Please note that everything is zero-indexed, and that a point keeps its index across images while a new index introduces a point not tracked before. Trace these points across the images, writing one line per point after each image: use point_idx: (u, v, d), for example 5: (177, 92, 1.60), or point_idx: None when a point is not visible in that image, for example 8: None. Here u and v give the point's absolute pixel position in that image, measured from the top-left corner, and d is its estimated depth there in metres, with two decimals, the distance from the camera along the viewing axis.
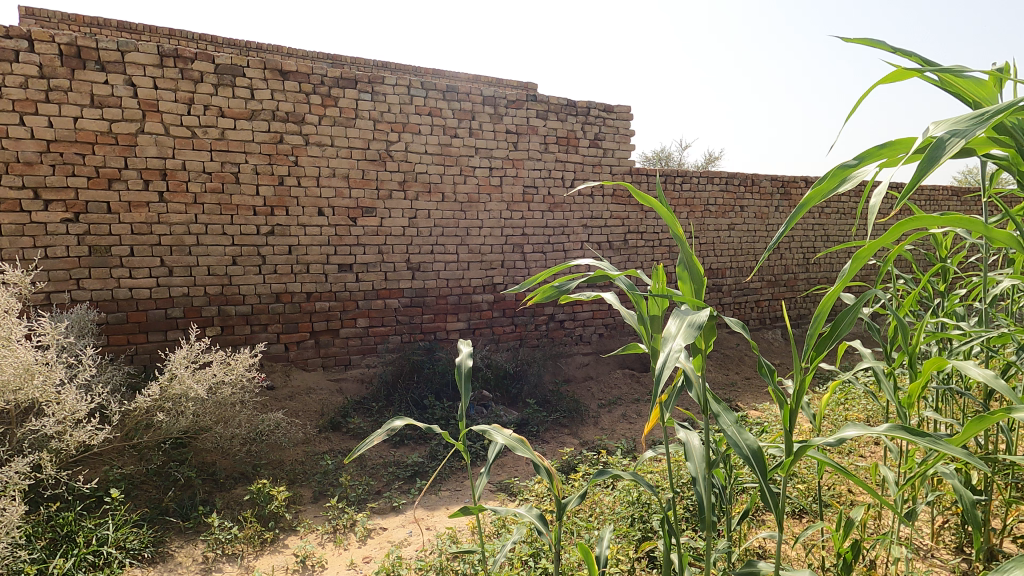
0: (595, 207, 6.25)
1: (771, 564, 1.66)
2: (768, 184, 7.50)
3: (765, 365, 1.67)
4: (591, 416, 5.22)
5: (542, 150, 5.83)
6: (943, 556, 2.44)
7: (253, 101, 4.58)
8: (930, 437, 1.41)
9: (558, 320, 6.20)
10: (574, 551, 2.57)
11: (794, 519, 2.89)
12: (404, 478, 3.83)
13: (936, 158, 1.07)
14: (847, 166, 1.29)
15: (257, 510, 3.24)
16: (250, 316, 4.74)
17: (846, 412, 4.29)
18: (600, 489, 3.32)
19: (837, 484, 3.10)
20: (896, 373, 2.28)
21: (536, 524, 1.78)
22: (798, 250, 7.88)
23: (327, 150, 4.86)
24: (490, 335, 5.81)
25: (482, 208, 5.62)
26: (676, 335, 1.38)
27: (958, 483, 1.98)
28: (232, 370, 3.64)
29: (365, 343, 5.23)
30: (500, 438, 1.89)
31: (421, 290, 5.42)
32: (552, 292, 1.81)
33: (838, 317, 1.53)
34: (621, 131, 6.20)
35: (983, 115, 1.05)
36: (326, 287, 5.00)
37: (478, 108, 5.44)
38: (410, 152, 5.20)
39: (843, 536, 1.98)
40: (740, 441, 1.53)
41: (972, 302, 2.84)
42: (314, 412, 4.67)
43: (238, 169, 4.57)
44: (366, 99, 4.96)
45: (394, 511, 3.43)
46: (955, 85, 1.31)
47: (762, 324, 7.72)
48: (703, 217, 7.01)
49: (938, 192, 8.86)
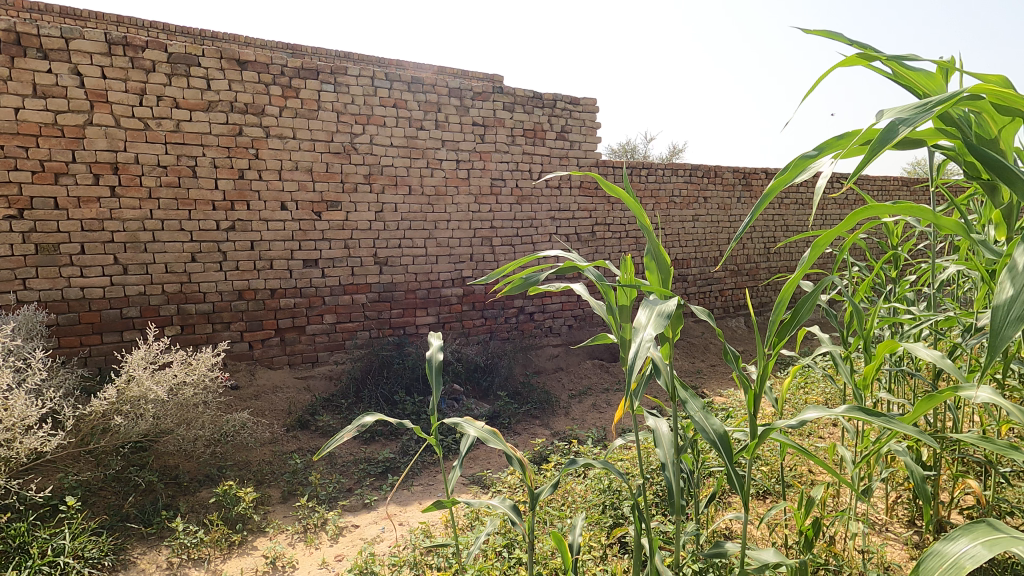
0: (564, 199, 6.29)
1: (738, 543, 1.72)
2: (730, 175, 7.67)
3: (730, 351, 1.70)
4: (562, 407, 5.26)
5: (510, 142, 5.83)
6: (897, 530, 2.58)
7: (209, 92, 4.42)
8: (884, 417, 1.46)
9: (528, 313, 6.24)
10: (547, 539, 2.61)
11: (758, 500, 3.01)
12: (376, 475, 3.80)
13: (885, 141, 1.11)
14: (807, 157, 1.32)
15: (224, 513, 3.17)
16: (211, 314, 4.60)
17: (806, 395, 4.46)
18: (572, 478, 3.37)
19: (799, 465, 3.23)
20: (853, 356, 2.34)
21: (509, 515, 1.80)
22: (760, 240, 8.12)
23: (289, 143, 4.75)
24: (459, 329, 5.80)
25: (449, 201, 5.57)
26: (646, 326, 1.40)
27: (909, 460, 2.07)
28: (193, 370, 3.60)
29: (333, 340, 5.16)
30: (472, 431, 1.89)
31: (389, 285, 5.36)
32: (522, 283, 1.80)
33: (798, 304, 1.57)
34: (587, 123, 6.25)
35: (927, 103, 1.10)
36: (290, 284, 4.90)
37: (444, 100, 5.40)
38: (374, 144, 5.12)
39: (805, 514, 2.03)
40: (707, 426, 1.56)
41: (921, 286, 2.96)
42: (281, 411, 4.55)
43: (195, 163, 4.41)
44: (329, 90, 4.86)
45: (366, 508, 3.40)
46: (907, 77, 1.36)
47: (726, 312, 7.95)
48: (668, 209, 7.14)
49: (889, 182, 9.25)
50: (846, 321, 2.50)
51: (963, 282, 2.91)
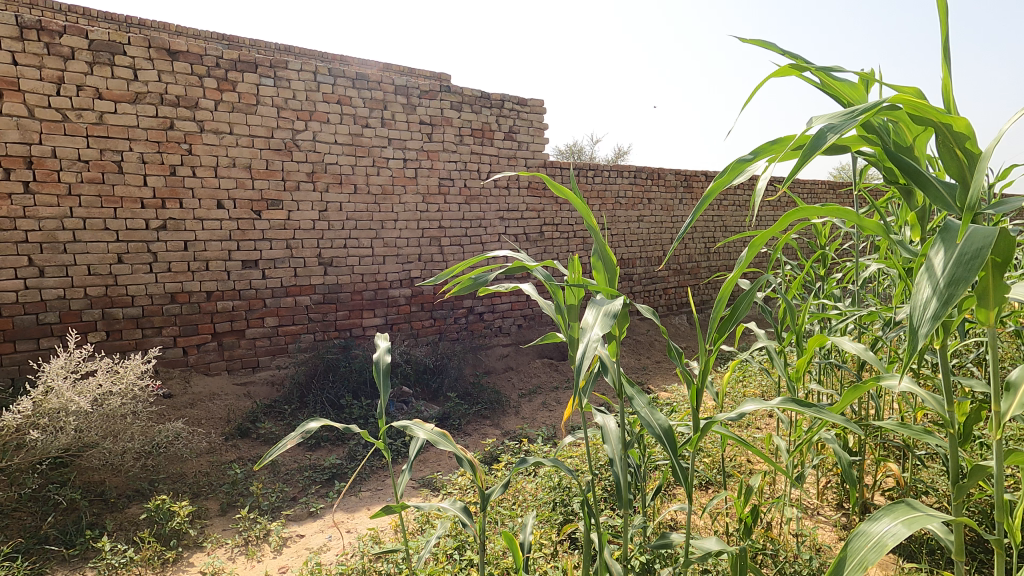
0: (512, 199, 6.32)
1: (682, 534, 1.77)
2: (672, 178, 7.93)
3: (674, 348, 1.75)
4: (512, 406, 5.28)
5: (457, 142, 5.80)
6: (827, 513, 2.74)
7: (136, 83, 4.17)
8: (815, 407, 1.54)
9: (477, 313, 6.23)
10: (498, 539, 2.61)
11: (701, 491, 3.12)
12: (322, 482, 3.68)
13: (815, 148, 1.17)
14: (744, 161, 1.38)
15: (156, 529, 2.99)
16: (141, 318, 4.33)
17: (744, 388, 4.67)
18: (522, 477, 3.39)
19: (738, 455, 3.37)
20: (786, 350, 2.46)
21: (460, 517, 1.78)
22: (700, 240, 8.44)
23: (225, 138, 4.54)
24: (408, 330, 5.71)
25: (396, 201, 5.47)
26: (594, 325, 1.42)
27: (837, 447, 2.20)
28: (120, 379, 3.42)
29: (275, 344, 4.97)
30: (422, 433, 1.86)
31: (334, 286, 5.21)
32: (471, 284, 1.79)
33: (737, 302, 1.64)
34: (534, 124, 6.30)
35: (852, 112, 1.17)
36: (228, 286, 4.68)
37: (390, 97, 5.31)
38: (317, 141, 4.97)
39: (744, 502, 2.12)
40: (653, 421, 1.61)
41: (847, 284, 3.15)
42: (219, 419, 4.34)
43: (121, 158, 4.15)
44: (268, 84, 4.69)
45: (312, 516, 3.29)
46: (833, 87, 1.44)
47: (669, 310, 8.21)
48: (614, 210, 7.30)
49: (818, 186, 9.83)
50: (779, 317, 2.63)
51: (883, 280, 3.12)
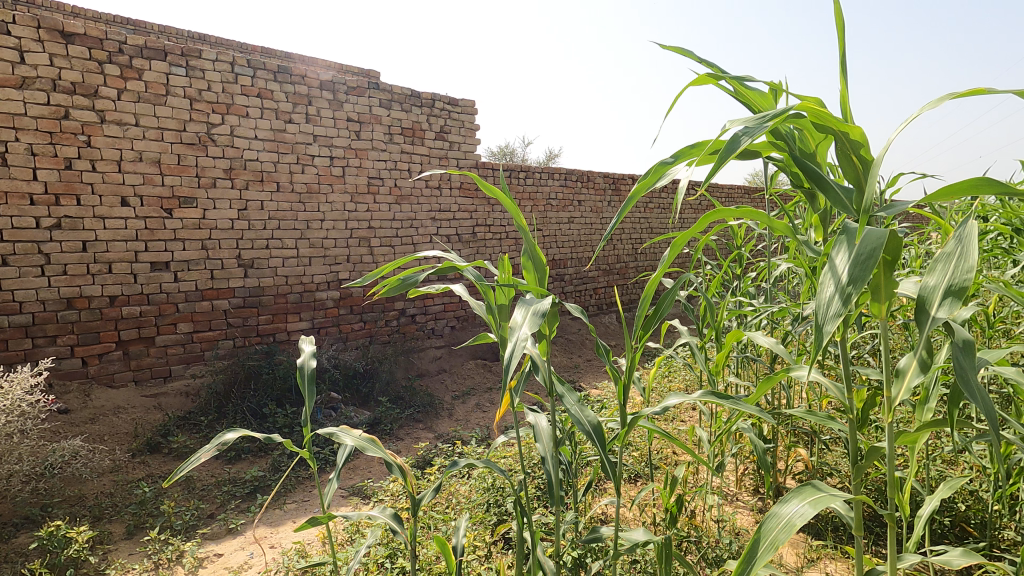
0: (444, 200, 6.26)
1: (612, 527, 1.82)
2: (601, 180, 8.15)
3: (602, 346, 1.79)
4: (445, 409, 5.23)
5: (387, 140, 5.67)
6: (745, 498, 2.91)
7: (24, 67, 3.80)
8: (732, 399, 1.63)
9: (410, 315, 6.12)
10: (431, 544, 2.57)
11: (630, 484, 3.22)
12: (242, 496, 3.48)
13: (730, 151, 1.23)
14: (666, 164, 1.43)
15: (49, 559, 2.70)
16: (31, 326, 3.93)
17: (669, 383, 4.87)
18: (456, 479, 3.36)
19: (664, 448, 3.51)
20: (707, 346, 2.59)
21: (390, 524, 1.74)
22: (628, 241, 8.73)
23: (130, 130, 4.20)
24: (336, 334, 5.52)
25: (323, 200, 5.27)
26: (522, 324, 1.42)
27: (753, 435, 2.34)
28: (6, 396, 3.09)
29: (189, 351, 4.64)
30: (349, 440, 1.80)
31: (255, 289, 4.94)
32: (400, 284, 1.75)
33: (660, 301, 1.70)
34: (466, 125, 6.28)
35: (762, 118, 1.24)
36: (135, 290, 4.33)
37: (315, 92, 5.12)
38: (236, 136, 4.70)
39: (670, 493, 2.21)
40: (583, 418, 1.63)
41: (761, 282, 3.36)
42: (125, 434, 4.00)
43: (5, 149, 3.77)
44: (179, 74, 4.39)
45: (231, 534, 3.10)
46: (745, 96, 1.52)
47: (599, 309, 8.44)
48: (545, 211, 7.41)
49: (734, 191, 10.45)
50: (701, 315, 2.75)
51: (792, 279, 3.35)
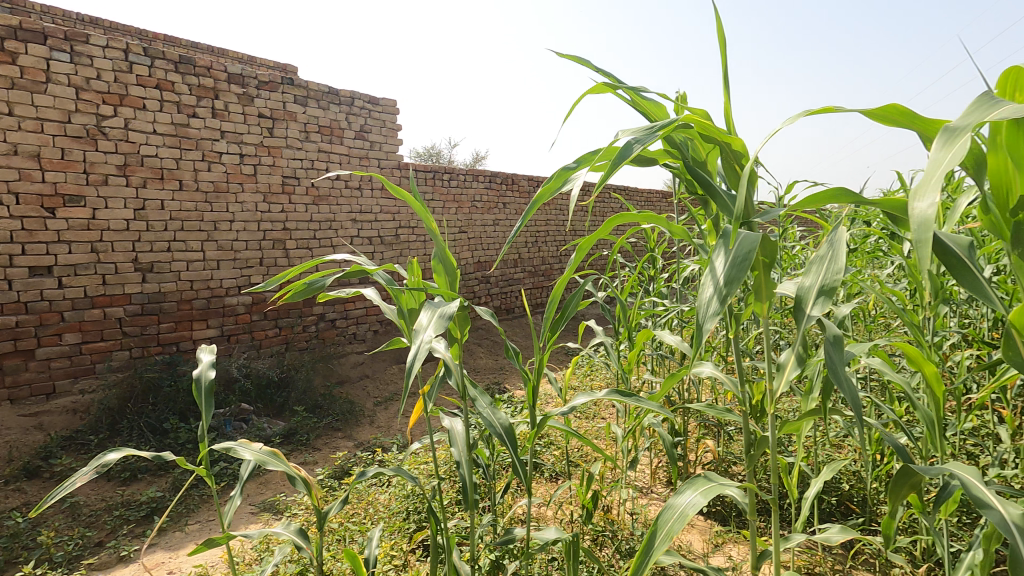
0: (365, 201, 6.09)
1: (524, 527, 1.85)
2: (526, 183, 8.25)
3: (511, 348, 1.80)
4: (366, 416, 5.09)
5: (303, 138, 5.44)
6: (658, 490, 3.03)
7: None
8: (636, 396, 1.69)
9: (329, 320, 5.90)
10: (345, 558, 2.48)
11: (550, 483, 3.27)
12: (138, 520, 3.21)
13: (623, 158, 1.27)
14: (568, 169, 1.46)
15: None
16: None
17: (591, 382, 5.00)
18: (374, 488, 3.27)
19: (584, 445, 3.59)
20: (621, 346, 2.67)
21: (295, 540, 1.68)
22: (553, 243, 8.90)
23: (3, 121, 3.81)
24: (248, 341, 5.22)
25: (232, 200, 4.97)
26: (427, 327, 1.40)
27: (663, 430, 2.44)
28: None
29: (78, 364, 4.24)
30: (248, 455, 1.70)
31: (156, 295, 4.58)
32: (304, 289, 1.68)
33: (568, 302, 1.74)
34: (387, 124, 6.15)
35: (653, 127, 1.29)
36: (10, 297, 3.90)
37: (222, 86, 4.84)
38: (131, 130, 4.36)
39: (585, 490, 2.25)
40: (494, 421, 1.63)
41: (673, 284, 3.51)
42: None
43: None
44: (63, 60, 4.03)
45: (123, 562, 2.85)
46: (642, 106, 1.58)
47: (525, 310, 8.53)
48: (470, 213, 7.40)
49: (652, 195, 10.91)
50: (616, 315, 2.84)
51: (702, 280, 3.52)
